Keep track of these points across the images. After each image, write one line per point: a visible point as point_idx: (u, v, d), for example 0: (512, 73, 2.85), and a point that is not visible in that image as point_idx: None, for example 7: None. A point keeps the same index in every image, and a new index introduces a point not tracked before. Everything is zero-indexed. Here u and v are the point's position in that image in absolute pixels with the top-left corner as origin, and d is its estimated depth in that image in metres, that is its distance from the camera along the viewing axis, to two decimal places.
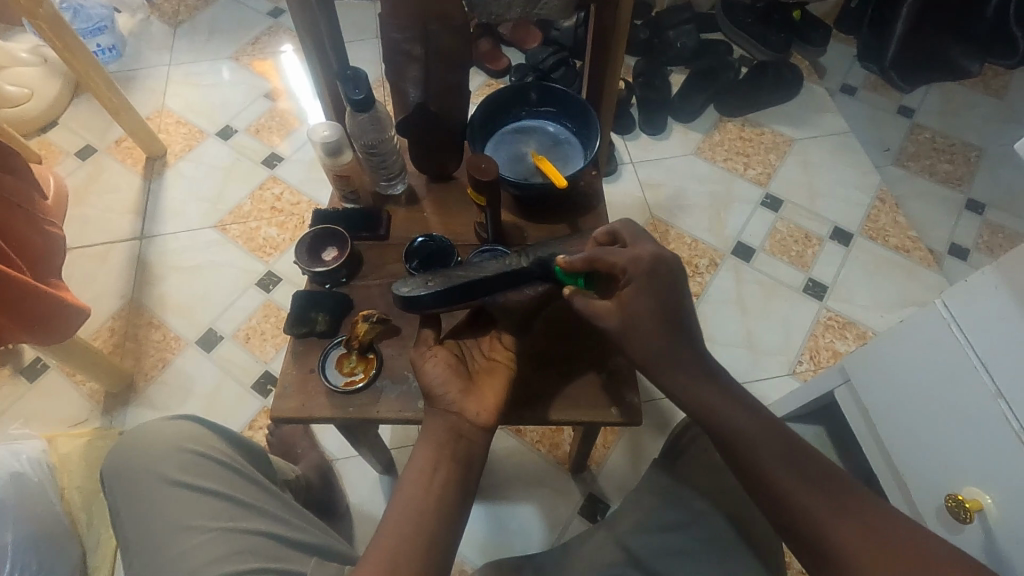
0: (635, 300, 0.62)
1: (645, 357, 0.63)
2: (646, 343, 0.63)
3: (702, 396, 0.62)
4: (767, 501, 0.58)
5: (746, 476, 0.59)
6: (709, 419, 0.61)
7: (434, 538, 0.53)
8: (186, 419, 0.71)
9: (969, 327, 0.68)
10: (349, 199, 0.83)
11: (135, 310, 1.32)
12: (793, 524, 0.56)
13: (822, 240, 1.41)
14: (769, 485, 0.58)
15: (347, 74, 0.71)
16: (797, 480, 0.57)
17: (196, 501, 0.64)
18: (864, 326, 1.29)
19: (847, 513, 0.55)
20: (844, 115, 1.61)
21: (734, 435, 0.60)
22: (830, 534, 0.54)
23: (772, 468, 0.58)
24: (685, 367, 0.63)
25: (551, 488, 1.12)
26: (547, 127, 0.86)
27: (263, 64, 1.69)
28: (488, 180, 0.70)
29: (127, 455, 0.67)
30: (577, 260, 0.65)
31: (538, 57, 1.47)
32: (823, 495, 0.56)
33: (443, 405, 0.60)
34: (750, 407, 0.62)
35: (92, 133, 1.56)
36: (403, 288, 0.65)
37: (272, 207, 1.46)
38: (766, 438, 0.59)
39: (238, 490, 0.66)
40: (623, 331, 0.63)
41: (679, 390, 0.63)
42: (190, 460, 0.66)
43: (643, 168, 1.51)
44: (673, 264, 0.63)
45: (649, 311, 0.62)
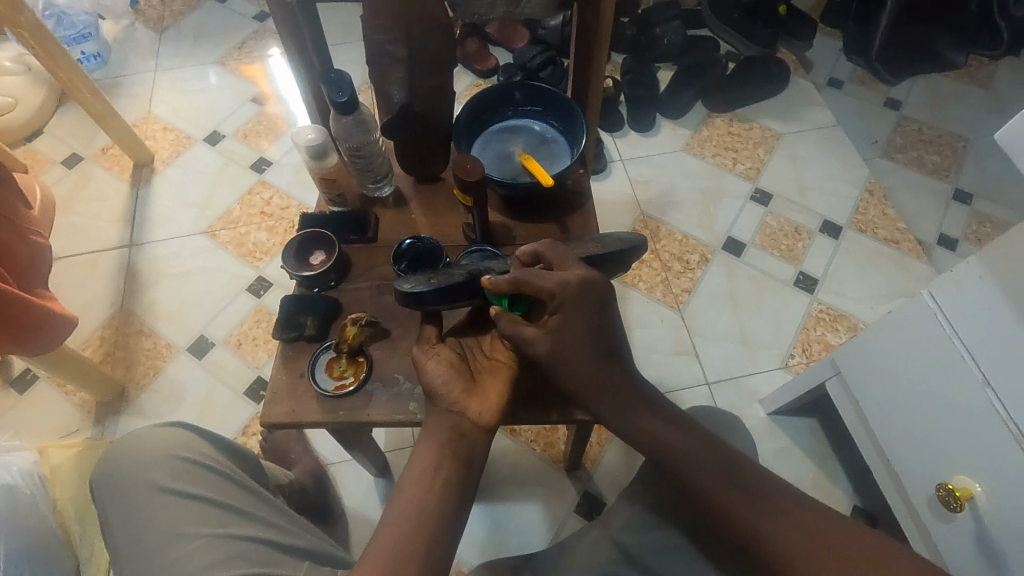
0: (563, 325, 0.60)
1: (575, 384, 0.62)
2: (577, 368, 0.61)
3: (637, 421, 0.62)
4: (716, 519, 0.58)
5: (691, 496, 0.59)
6: (650, 442, 0.61)
7: (435, 538, 0.52)
8: (176, 425, 0.71)
9: (955, 316, 0.68)
10: (336, 202, 0.83)
11: (125, 318, 1.31)
12: (742, 539, 0.57)
13: (812, 233, 1.41)
14: (714, 504, 0.58)
15: (331, 76, 0.71)
16: (743, 495, 0.57)
17: (186, 508, 0.63)
18: (855, 318, 1.30)
19: (786, 523, 0.56)
20: (831, 109, 1.62)
21: (673, 457, 0.60)
22: (777, 546, 0.55)
23: (714, 487, 0.58)
24: (620, 390, 0.62)
25: (546, 487, 1.11)
26: (533, 126, 0.86)
27: (250, 69, 1.69)
28: (474, 181, 0.70)
29: (116, 463, 0.67)
30: (504, 281, 0.59)
31: (526, 56, 1.47)
32: (763, 508, 0.57)
33: (445, 404, 0.60)
34: (684, 427, 0.62)
35: (78, 141, 1.55)
36: (405, 284, 0.64)
37: (262, 212, 1.45)
38: (706, 457, 0.60)
39: (229, 496, 0.66)
40: (549, 358, 0.61)
41: (615, 417, 0.62)
42: (181, 467, 0.66)
43: (633, 165, 1.51)
44: (602, 285, 0.61)
45: (578, 337, 0.60)
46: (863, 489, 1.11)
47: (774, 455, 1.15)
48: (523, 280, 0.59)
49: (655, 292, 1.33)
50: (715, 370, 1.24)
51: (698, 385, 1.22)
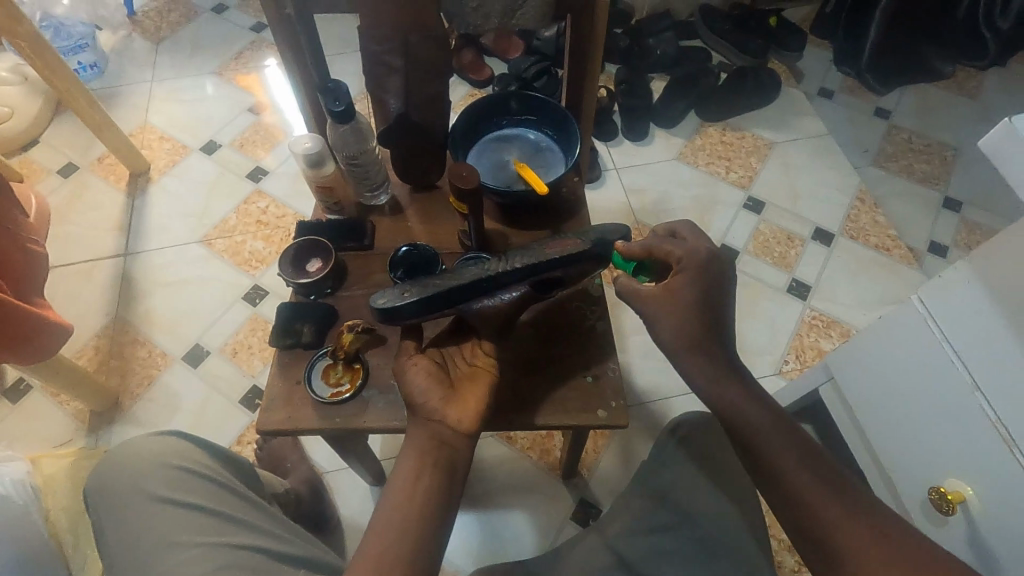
0: (682, 288, 0.64)
1: (675, 343, 0.64)
2: (677, 332, 0.64)
3: (721, 388, 0.62)
4: (774, 495, 0.58)
5: (756, 467, 0.60)
6: (726, 409, 0.62)
7: (421, 545, 0.53)
8: (171, 433, 0.70)
9: (943, 321, 0.69)
10: (332, 210, 0.83)
11: (120, 328, 1.31)
12: (802, 521, 0.56)
13: (804, 241, 1.43)
14: (779, 479, 0.58)
15: (329, 86, 0.72)
16: (808, 478, 0.57)
17: (181, 517, 0.63)
18: (847, 324, 1.31)
19: (856, 513, 0.55)
20: (821, 118, 1.64)
21: (749, 426, 0.61)
22: (838, 534, 0.54)
23: (786, 460, 0.58)
24: (714, 360, 0.63)
25: (542, 494, 1.11)
26: (527, 135, 0.87)
27: (247, 79, 1.70)
28: (469, 189, 0.71)
29: (110, 472, 0.67)
30: (636, 246, 0.68)
31: (521, 67, 1.48)
32: (833, 496, 0.56)
33: (425, 415, 0.60)
34: (765, 403, 0.62)
35: (74, 151, 1.55)
36: (380, 299, 0.64)
37: (258, 221, 1.45)
38: (781, 433, 0.60)
39: (224, 504, 0.65)
40: (658, 317, 0.65)
41: (700, 382, 0.63)
42: (175, 476, 0.66)
43: (627, 174, 1.53)
44: (724, 265, 0.66)
45: (691, 301, 0.64)
46: None
47: None
48: (656, 244, 0.68)
49: None
50: None
51: None
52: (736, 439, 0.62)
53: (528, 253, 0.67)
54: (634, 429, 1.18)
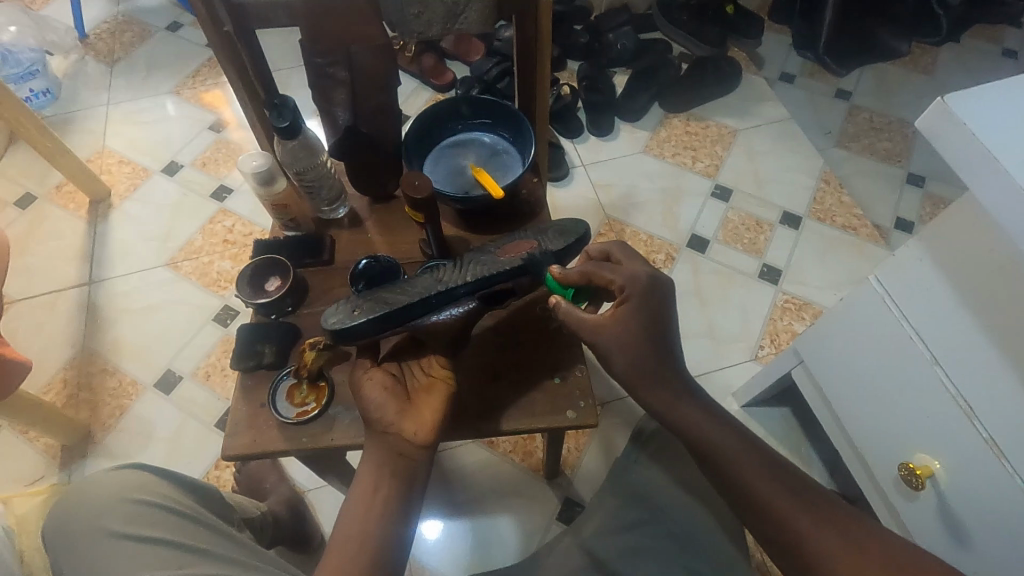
0: (629, 317, 0.62)
1: (631, 375, 0.62)
2: (632, 364, 0.62)
3: (680, 412, 0.62)
4: (744, 510, 0.59)
5: (723, 485, 0.60)
6: (688, 432, 0.62)
7: (380, 555, 0.53)
8: (132, 468, 0.70)
9: (900, 299, 0.70)
10: (289, 227, 0.82)
11: (88, 358, 1.28)
12: (773, 532, 0.57)
13: (773, 225, 1.44)
14: (746, 497, 0.58)
15: (274, 101, 0.70)
16: (777, 490, 0.57)
17: (141, 551, 0.62)
18: (819, 305, 1.33)
19: (826, 524, 0.55)
20: (783, 102, 1.66)
21: (715, 446, 0.60)
22: (810, 541, 0.55)
23: (751, 477, 0.58)
24: (668, 386, 0.62)
25: (526, 497, 1.11)
26: (483, 138, 0.87)
27: (208, 96, 1.67)
28: (423, 198, 0.70)
29: (69, 513, 0.65)
30: (574, 273, 0.66)
31: (482, 69, 1.48)
32: (803, 507, 0.56)
33: (380, 429, 0.59)
34: (726, 424, 0.62)
35: (31, 180, 1.52)
36: (331, 319, 0.63)
37: (225, 240, 1.43)
38: (743, 452, 0.60)
39: (188, 536, 0.64)
40: (604, 354, 0.63)
41: (660, 410, 0.63)
42: (135, 510, 0.65)
43: (594, 170, 1.53)
44: (666, 286, 0.64)
45: (636, 332, 0.61)
46: (836, 472, 1.13)
47: None
48: (594, 272, 0.65)
49: None
50: None
51: None
52: (700, 460, 0.62)
53: (482, 264, 0.67)
54: (614, 424, 1.18)
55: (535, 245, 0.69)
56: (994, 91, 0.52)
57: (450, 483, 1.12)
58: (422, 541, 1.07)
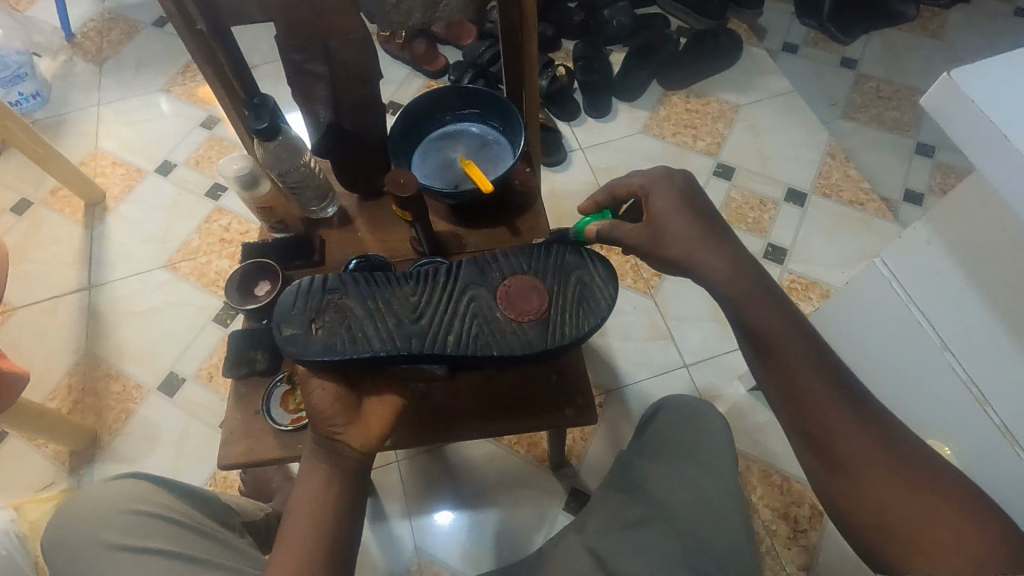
0: (663, 204, 0.63)
1: (682, 251, 0.62)
2: (683, 241, 0.62)
3: (743, 287, 0.60)
4: (780, 400, 0.57)
5: (771, 365, 0.58)
6: (744, 313, 0.59)
7: (332, 539, 0.55)
8: (129, 477, 0.70)
9: (908, 283, 0.68)
10: (278, 229, 0.81)
11: (91, 363, 1.28)
12: (812, 430, 0.54)
13: (777, 204, 1.40)
14: (790, 383, 0.56)
15: (254, 101, 0.68)
16: (824, 381, 0.55)
17: (139, 564, 0.63)
18: (826, 284, 1.30)
19: (863, 430, 0.53)
20: (786, 74, 1.61)
21: (771, 333, 0.58)
22: (845, 442, 0.53)
23: (802, 370, 0.56)
24: (732, 261, 0.61)
25: (532, 488, 1.10)
26: (472, 130, 0.84)
27: (200, 92, 1.65)
28: (409, 196, 0.68)
29: (69, 526, 0.66)
30: (598, 194, 0.70)
31: (474, 54, 1.45)
32: (850, 409, 0.54)
33: (325, 432, 0.58)
34: (785, 309, 0.59)
35: (27, 186, 1.51)
36: (286, 331, 0.60)
37: (221, 239, 1.42)
38: (800, 339, 0.58)
39: (183, 544, 0.65)
40: (657, 245, 0.63)
41: (718, 282, 0.61)
42: (132, 521, 0.65)
43: (592, 153, 1.50)
44: (686, 176, 0.65)
45: (680, 212, 0.62)
46: None
47: (756, 431, 1.13)
48: (615, 185, 0.68)
49: (625, 280, 1.29)
50: (692, 352, 1.21)
51: (676, 369, 1.20)
52: (752, 340, 0.60)
53: (470, 326, 0.62)
54: (618, 412, 1.16)
55: (538, 307, 0.63)
56: (1007, 65, 0.49)
57: (455, 476, 1.12)
58: (435, 529, 1.08)
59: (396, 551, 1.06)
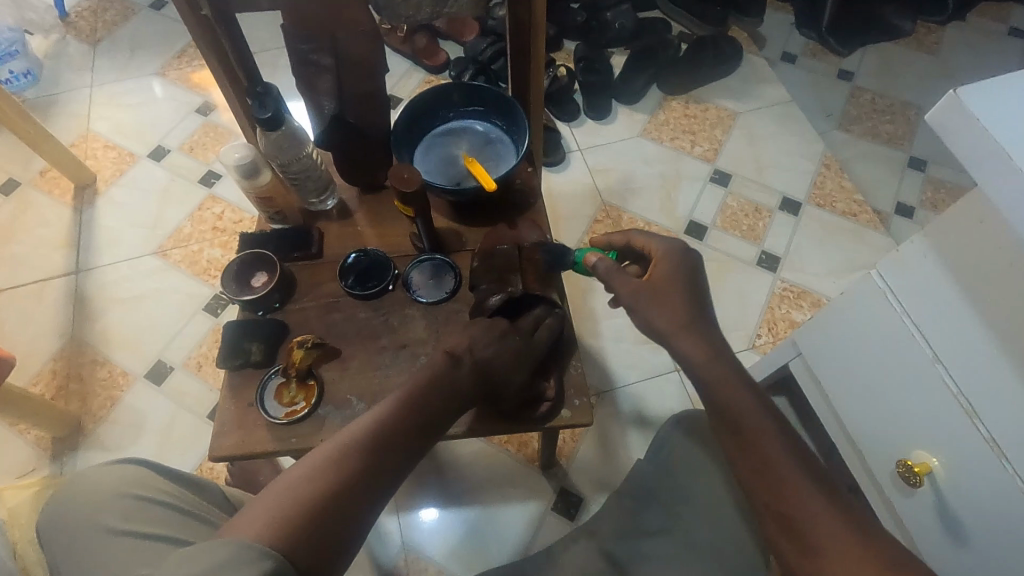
0: (667, 273, 0.66)
1: (669, 325, 0.64)
2: (674, 316, 0.64)
3: (717, 371, 0.62)
4: (748, 474, 0.58)
5: (742, 446, 0.59)
6: (719, 394, 0.61)
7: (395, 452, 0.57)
8: (129, 462, 0.70)
9: (901, 294, 0.69)
10: (276, 220, 0.80)
11: (77, 348, 1.26)
12: (782, 512, 0.56)
13: (772, 212, 1.42)
14: (763, 463, 0.57)
15: (256, 89, 0.67)
16: (794, 464, 0.57)
17: (135, 548, 0.62)
18: (817, 293, 1.31)
19: (834, 513, 0.54)
20: (784, 84, 1.62)
21: (739, 414, 0.60)
22: (814, 525, 0.54)
23: (770, 453, 0.58)
24: (707, 341, 0.64)
25: (522, 486, 1.11)
26: (476, 127, 0.84)
27: (195, 78, 1.63)
28: (412, 191, 0.67)
29: (68, 511, 0.66)
30: (618, 237, 0.74)
31: (476, 49, 1.44)
32: (819, 492, 0.56)
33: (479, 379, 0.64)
34: (756, 392, 0.61)
35: (15, 166, 1.48)
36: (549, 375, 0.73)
37: (214, 227, 1.40)
38: (770, 420, 0.59)
39: (183, 529, 0.64)
40: (648, 306, 0.65)
41: (695, 361, 0.63)
42: (130, 506, 0.65)
43: (591, 154, 1.50)
44: (697, 261, 0.68)
45: (677, 287, 0.65)
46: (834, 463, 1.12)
47: None
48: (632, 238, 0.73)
49: None
50: None
51: (667, 373, 1.21)
52: (725, 422, 0.61)
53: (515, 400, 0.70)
54: (614, 419, 1.16)
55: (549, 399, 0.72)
56: (1012, 86, 0.49)
57: (446, 472, 1.12)
58: (419, 529, 1.07)
59: (383, 546, 1.06)
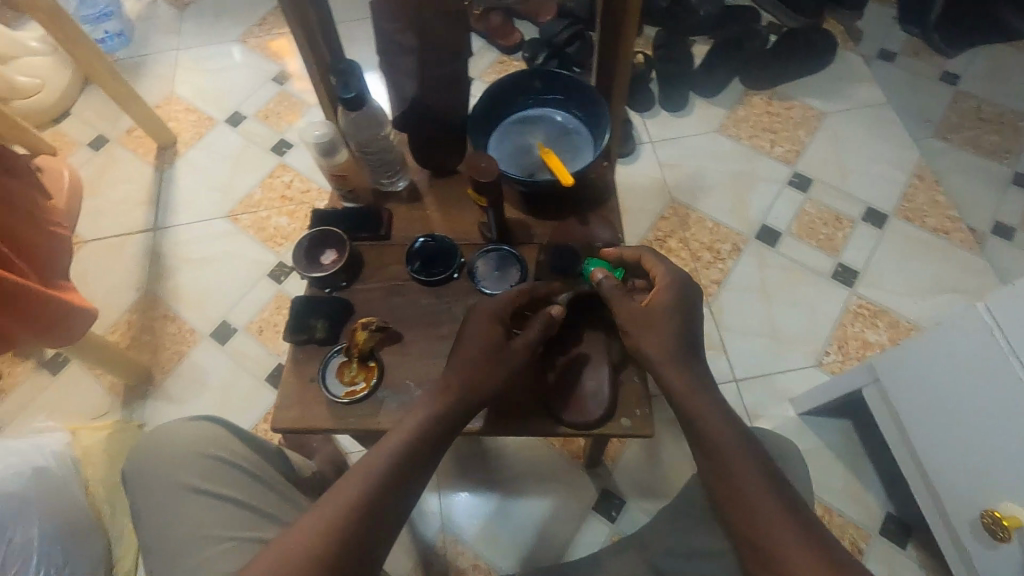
0: (663, 299, 0.64)
1: (656, 350, 0.63)
2: (663, 344, 0.63)
3: (696, 398, 0.61)
4: (722, 502, 0.57)
5: (716, 474, 0.58)
6: (697, 421, 0.60)
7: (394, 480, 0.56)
8: (205, 418, 0.72)
9: (1012, 332, 0.65)
10: (348, 198, 0.80)
11: (151, 302, 1.33)
12: (754, 542, 0.54)
13: (853, 222, 1.33)
14: (735, 491, 0.56)
15: (339, 67, 0.66)
16: (768, 494, 0.55)
17: (214, 510, 0.65)
18: (896, 313, 1.22)
19: (809, 545, 0.52)
20: (879, 84, 1.50)
21: (714, 439, 0.59)
22: (787, 558, 0.51)
23: (741, 479, 0.56)
24: (690, 369, 0.63)
25: (564, 482, 1.09)
26: (554, 117, 0.81)
27: (274, 46, 1.66)
28: (488, 182, 0.66)
29: (151, 459, 0.68)
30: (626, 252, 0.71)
31: (551, 31, 1.40)
32: (793, 523, 0.53)
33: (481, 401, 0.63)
34: (734, 422, 0.60)
35: (104, 123, 1.56)
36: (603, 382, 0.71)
37: (282, 195, 1.44)
38: (745, 450, 0.58)
39: (257, 497, 0.67)
40: (639, 330, 0.64)
41: (677, 388, 0.62)
42: (209, 465, 0.68)
43: (662, 147, 1.44)
44: (694, 289, 0.66)
45: (670, 314, 0.64)
46: (898, 497, 1.05)
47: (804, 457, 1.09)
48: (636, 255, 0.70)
49: None
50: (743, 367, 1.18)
51: (723, 383, 1.17)
52: (700, 449, 0.60)
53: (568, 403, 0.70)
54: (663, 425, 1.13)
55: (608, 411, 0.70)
56: None
57: (491, 460, 1.12)
58: (458, 511, 1.08)
59: (423, 524, 1.07)
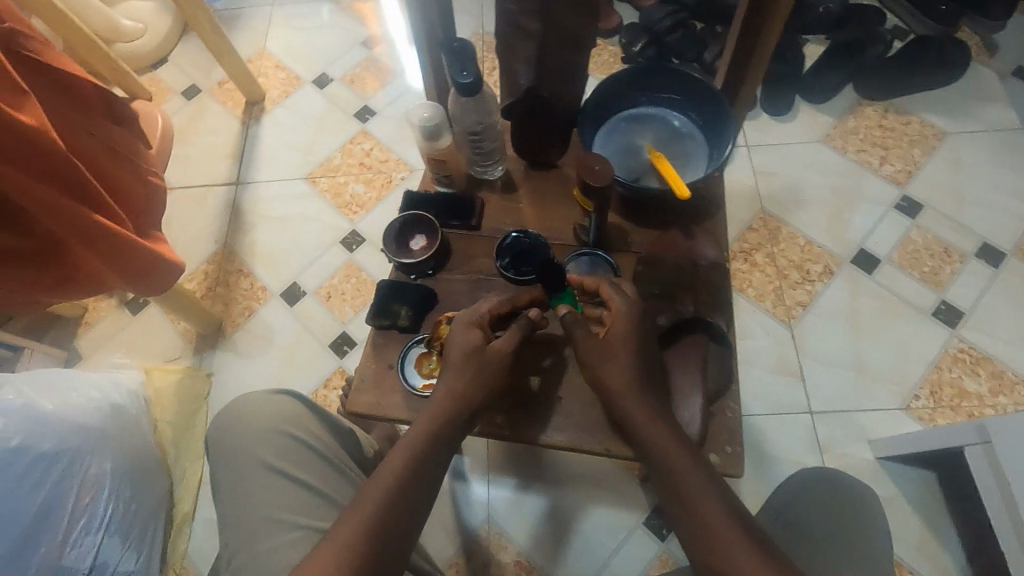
0: (619, 327, 0.63)
1: (617, 382, 0.62)
2: (623, 374, 0.62)
3: (656, 432, 0.60)
4: (692, 540, 0.56)
5: (685, 512, 0.57)
6: (661, 458, 0.59)
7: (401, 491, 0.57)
8: (287, 397, 0.73)
9: None
10: (442, 182, 0.77)
11: (227, 255, 1.36)
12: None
13: (965, 257, 1.21)
14: (703, 529, 0.55)
15: (454, 44, 0.63)
16: (734, 531, 0.54)
17: (288, 491, 0.67)
18: (1001, 363, 1.12)
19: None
20: (1014, 106, 1.35)
21: (675, 474, 0.58)
22: None
23: (705, 515, 0.56)
24: (650, 400, 0.62)
25: (616, 492, 1.06)
26: (666, 117, 0.75)
27: (365, 8, 1.64)
28: (599, 187, 0.62)
29: (233, 431, 0.71)
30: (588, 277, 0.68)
31: (653, 17, 1.32)
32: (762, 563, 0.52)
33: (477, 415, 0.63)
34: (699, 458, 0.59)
35: (198, 73, 1.58)
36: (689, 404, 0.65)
37: (361, 162, 1.43)
38: (709, 484, 0.57)
39: (328, 484, 0.69)
40: (598, 363, 0.63)
41: (640, 422, 0.61)
42: (287, 445, 0.69)
43: (759, 152, 1.35)
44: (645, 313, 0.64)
45: (627, 345, 0.62)
46: None
47: None
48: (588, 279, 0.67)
49: (763, 302, 1.19)
50: (820, 399, 1.11)
51: (797, 413, 1.10)
52: (666, 486, 0.59)
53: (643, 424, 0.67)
54: None
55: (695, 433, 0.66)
56: None
57: (543, 461, 1.10)
58: (505, 506, 1.07)
59: (468, 512, 1.07)
